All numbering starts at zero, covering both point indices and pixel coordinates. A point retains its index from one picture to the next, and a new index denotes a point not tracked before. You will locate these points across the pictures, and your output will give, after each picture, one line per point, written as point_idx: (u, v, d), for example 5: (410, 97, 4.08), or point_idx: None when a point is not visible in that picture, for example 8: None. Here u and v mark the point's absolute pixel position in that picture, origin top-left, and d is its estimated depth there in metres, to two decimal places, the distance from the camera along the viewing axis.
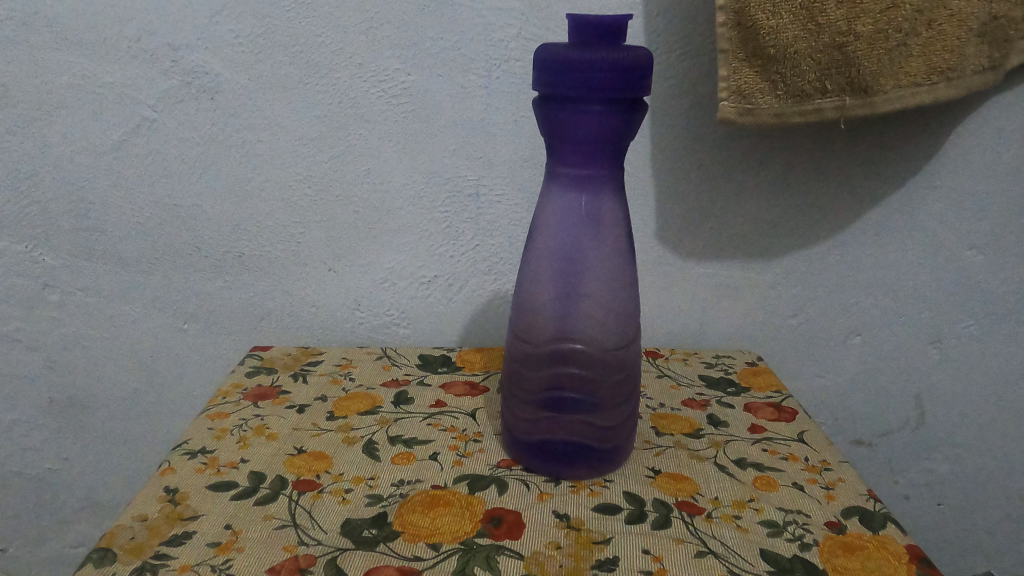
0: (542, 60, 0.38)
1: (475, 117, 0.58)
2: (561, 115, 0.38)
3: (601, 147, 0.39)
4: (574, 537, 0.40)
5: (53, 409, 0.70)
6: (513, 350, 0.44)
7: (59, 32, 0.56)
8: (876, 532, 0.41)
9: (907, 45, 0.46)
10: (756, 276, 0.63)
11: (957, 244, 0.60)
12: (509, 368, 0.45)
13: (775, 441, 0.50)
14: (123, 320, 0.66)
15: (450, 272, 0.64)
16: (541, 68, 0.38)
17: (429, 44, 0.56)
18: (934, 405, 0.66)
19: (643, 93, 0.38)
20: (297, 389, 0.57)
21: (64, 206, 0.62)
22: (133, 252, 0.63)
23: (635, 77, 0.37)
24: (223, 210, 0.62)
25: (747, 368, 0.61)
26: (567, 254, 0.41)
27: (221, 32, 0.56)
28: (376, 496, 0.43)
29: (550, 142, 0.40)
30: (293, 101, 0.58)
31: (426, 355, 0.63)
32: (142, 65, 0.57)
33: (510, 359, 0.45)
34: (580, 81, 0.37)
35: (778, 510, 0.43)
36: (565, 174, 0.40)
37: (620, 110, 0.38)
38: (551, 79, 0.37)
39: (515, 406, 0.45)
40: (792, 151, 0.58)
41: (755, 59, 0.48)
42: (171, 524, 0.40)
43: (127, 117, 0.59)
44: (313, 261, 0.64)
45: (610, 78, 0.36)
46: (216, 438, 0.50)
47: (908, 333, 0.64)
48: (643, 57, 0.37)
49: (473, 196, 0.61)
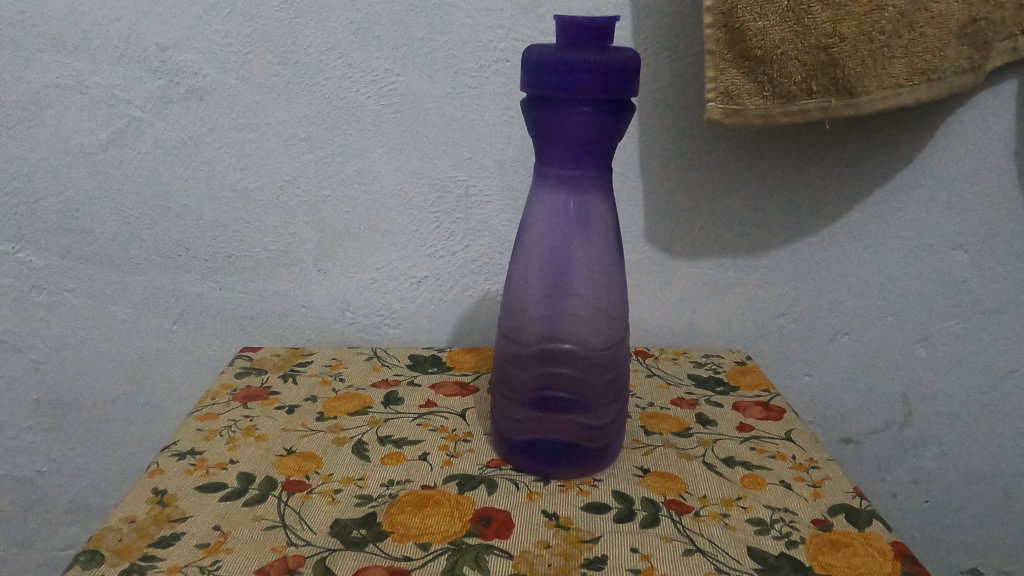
0: (531, 61, 0.38)
1: (465, 117, 0.58)
2: (548, 116, 0.38)
3: (589, 148, 0.39)
4: (563, 536, 0.40)
5: (40, 411, 0.69)
6: (503, 350, 0.44)
7: (47, 31, 0.56)
8: (862, 529, 0.41)
9: (889, 47, 0.47)
10: (745, 276, 0.63)
11: (943, 244, 0.61)
12: (499, 367, 0.45)
13: (763, 440, 0.51)
14: (111, 321, 0.66)
15: (440, 272, 0.64)
16: (529, 68, 0.38)
17: (418, 45, 0.56)
18: (921, 403, 0.66)
19: (630, 94, 0.38)
20: (286, 390, 0.57)
21: (52, 207, 0.62)
22: (123, 253, 0.63)
23: (622, 78, 0.37)
24: (212, 210, 0.62)
25: (737, 367, 0.62)
26: (556, 255, 0.41)
27: (210, 32, 0.56)
28: (366, 496, 0.43)
29: (538, 143, 0.40)
30: (280, 101, 0.58)
31: (416, 356, 0.63)
32: (130, 65, 0.57)
33: (499, 359, 0.45)
34: (567, 82, 0.37)
35: (765, 508, 0.43)
36: (554, 175, 0.40)
37: (608, 111, 0.38)
38: (539, 81, 0.38)
39: (504, 406, 0.45)
40: (779, 150, 0.59)
41: (742, 59, 0.48)
42: (159, 525, 0.40)
43: (116, 117, 0.59)
44: (302, 262, 0.64)
45: (597, 79, 0.37)
46: (205, 439, 0.50)
47: (895, 332, 0.64)
48: (629, 58, 0.37)
49: (463, 196, 0.61)
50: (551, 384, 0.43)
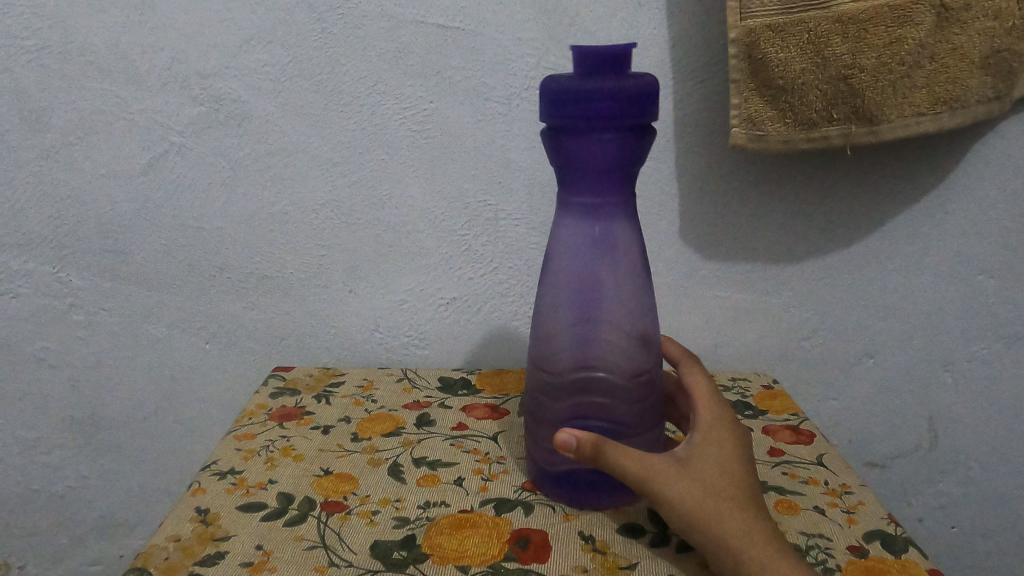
0: (550, 92, 0.39)
1: (496, 143, 0.60)
2: (569, 145, 0.39)
3: (611, 175, 0.40)
4: (600, 560, 0.41)
5: (74, 427, 0.71)
6: (534, 379, 0.45)
7: (93, 60, 0.58)
8: (898, 555, 0.41)
9: (910, 77, 0.47)
10: (770, 299, 0.64)
11: (968, 269, 0.61)
12: (531, 398, 0.45)
13: (795, 465, 0.51)
14: (145, 339, 0.67)
15: (468, 294, 0.65)
16: (548, 100, 0.39)
17: (451, 73, 0.58)
18: (947, 428, 0.66)
19: (650, 118, 0.39)
20: (320, 411, 0.58)
21: (93, 228, 0.63)
22: (159, 274, 0.65)
23: (642, 102, 0.38)
24: (247, 232, 0.63)
25: (764, 392, 0.62)
26: (586, 283, 0.42)
27: (250, 60, 0.58)
28: (403, 518, 0.44)
29: (561, 173, 0.41)
30: (316, 128, 0.60)
31: (446, 378, 0.64)
32: (172, 92, 0.59)
33: (532, 389, 0.45)
34: (588, 110, 0.38)
35: (800, 533, 0.43)
36: (579, 205, 0.41)
37: (630, 136, 0.39)
38: (559, 111, 0.38)
39: (538, 437, 0.45)
40: (805, 177, 0.59)
41: (765, 89, 0.49)
42: (204, 544, 0.41)
43: (157, 142, 0.60)
44: (334, 283, 0.65)
45: (616, 107, 0.38)
46: (244, 459, 0.51)
47: (921, 356, 0.64)
48: (648, 83, 0.38)
49: (492, 219, 0.62)
50: (587, 414, 0.44)
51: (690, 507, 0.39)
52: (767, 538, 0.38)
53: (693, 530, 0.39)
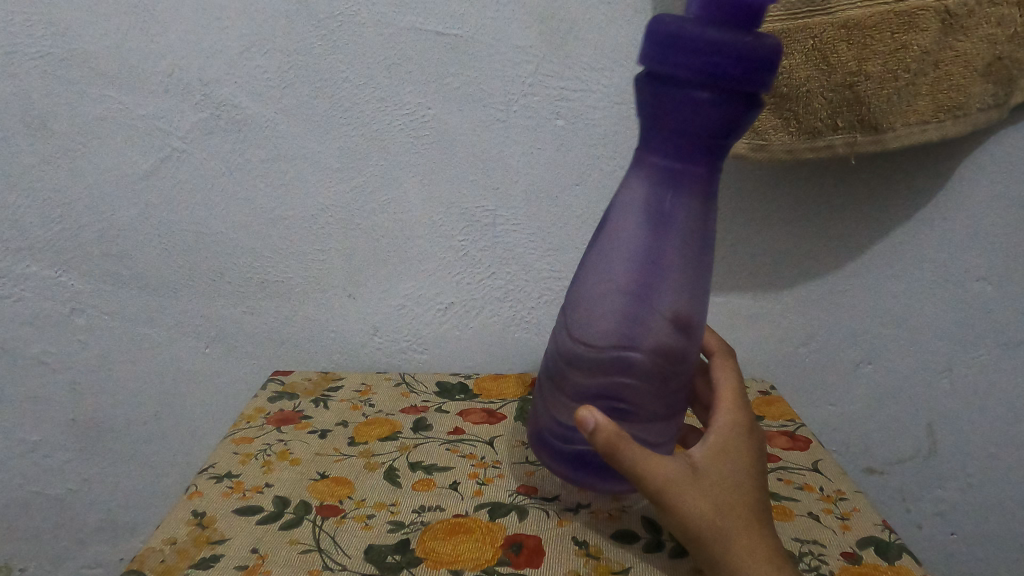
0: (654, 33, 0.35)
1: (494, 149, 0.60)
2: (665, 97, 0.36)
3: (702, 145, 0.36)
4: (593, 565, 0.41)
5: (75, 431, 0.71)
6: (567, 347, 0.42)
7: (95, 67, 0.59)
8: (892, 562, 0.42)
9: (915, 85, 0.47)
10: (768, 305, 0.64)
11: (967, 275, 0.61)
12: (559, 365, 0.43)
13: (790, 470, 0.51)
14: (145, 343, 0.67)
15: (467, 299, 0.65)
16: (654, 38, 0.35)
17: (450, 80, 0.58)
18: (945, 434, 0.66)
19: (761, 89, 0.35)
20: (318, 415, 0.58)
21: (94, 233, 0.64)
22: (160, 278, 0.65)
23: (759, 68, 0.34)
24: (247, 237, 0.64)
25: (761, 397, 0.62)
26: (642, 265, 0.39)
27: (250, 67, 0.58)
28: (398, 522, 0.44)
29: (648, 123, 0.37)
30: (316, 134, 0.60)
31: (444, 383, 0.64)
32: (173, 99, 0.59)
33: (561, 357, 0.43)
34: (699, 62, 0.34)
35: (794, 540, 0.44)
36: (656, 165, 0.38)
37: (734, 104, 0.35)
38: (663, 57, 0.35)
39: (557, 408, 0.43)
40: (803, 183, 0.59)
41: (768, 97, 0.49)
42: (199, 547, 0.42)
43: (158, 148, 0.61)
44: (333, 288, 0.65)
45: (735, 67, 0.33)
46: (241, 463, 0.51)
47: (918, 362, 0.64)
48: (770, 48, 0.34)
49: (490, 225, 0.62)
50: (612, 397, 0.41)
51: (698, 517, 0.38)
52: (769, 558, 0.39)
53: (693, 538, 0.39)
